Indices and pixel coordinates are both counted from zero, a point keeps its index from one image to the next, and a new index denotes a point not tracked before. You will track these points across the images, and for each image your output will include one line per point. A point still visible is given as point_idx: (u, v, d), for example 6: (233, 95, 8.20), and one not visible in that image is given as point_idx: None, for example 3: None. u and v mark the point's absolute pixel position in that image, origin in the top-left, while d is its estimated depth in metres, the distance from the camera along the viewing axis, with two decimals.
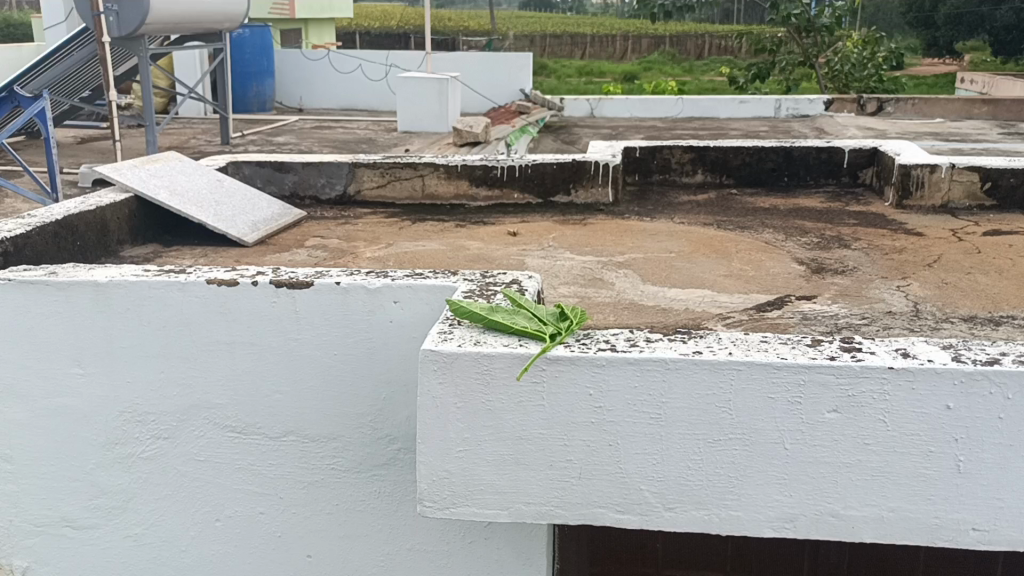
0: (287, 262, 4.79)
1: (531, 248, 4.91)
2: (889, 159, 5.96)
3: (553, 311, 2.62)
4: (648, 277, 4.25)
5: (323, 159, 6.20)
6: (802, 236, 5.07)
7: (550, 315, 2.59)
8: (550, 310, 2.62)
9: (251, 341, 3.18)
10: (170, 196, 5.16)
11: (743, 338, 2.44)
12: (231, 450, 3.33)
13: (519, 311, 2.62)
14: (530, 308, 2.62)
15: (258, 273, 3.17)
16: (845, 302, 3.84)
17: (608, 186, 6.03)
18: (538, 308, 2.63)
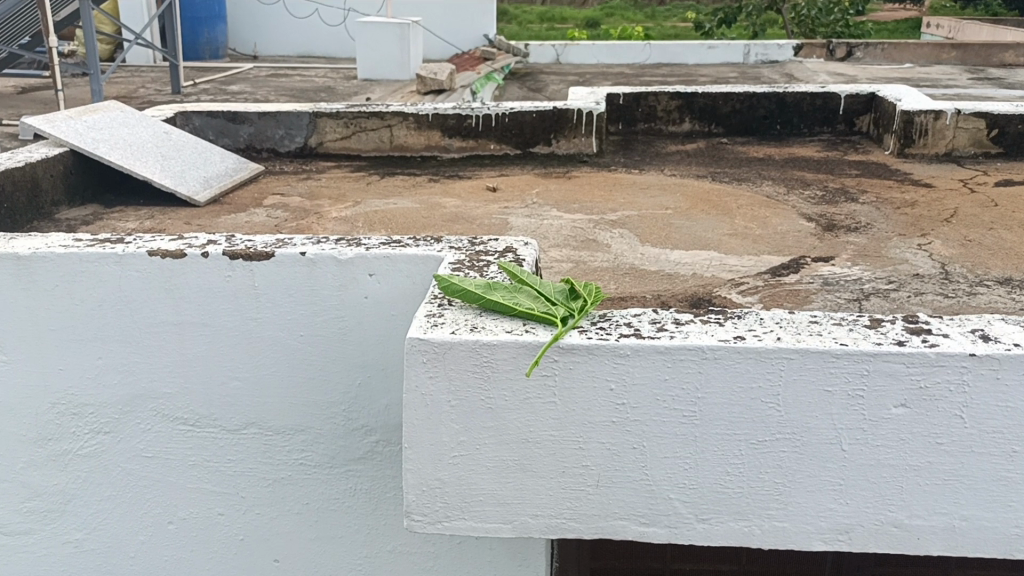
0: (244, 223, 4.30)
1: (514, 205, 4.48)
2: (889, 105, 5.59)
3: (562, 286, 2.21)
4: (646, 237, 3.85)
5: (281, 108, 5.68)
6: (804, 189, 4.71)
7: (558, 292, 2.18)
8: (558, 285, 2.21)
9: (203, 322, 2.73)
10: (111, 150, 4.63)
11: (788, 319, 2.07)
12: (183, 444, 2.90)
13: (520, 288, 2.20)
14: (533, 284, 2.20)
15: (208, 243, 2.72)
16: (866, 264, 3.48)
17: (592, 135, 5.60)
18: (542, 284, 2.21)
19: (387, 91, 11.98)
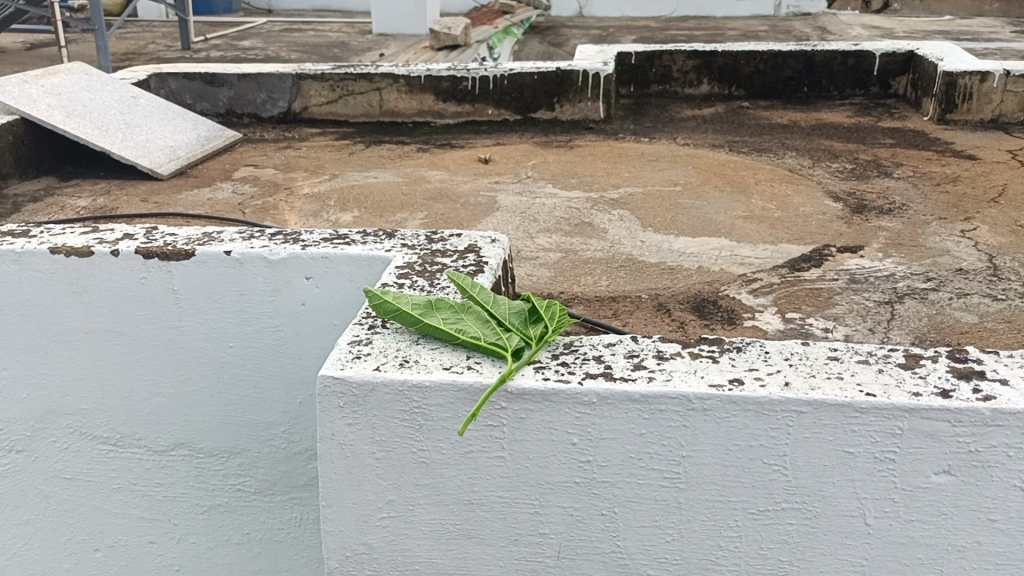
0: (206, 199, 3.90)
1: (506, 179, 4.04)
2: (930, 65, 5.05)
3: (519, 307, 1.78)
4: (649, 220, 3.41)
5: (263, 70, 5.25)
6: (831, 162, 4.23)
7: (513, 315, 1.76)
8: (515, 305, 1.78)
9: (118, 329, 2.34)
10: (67, 117, 4.23)
11: (802, 355, 1.64)
12: (106, 466, 2.53)
13: (468, 307, 1.78)
14: (484, 302, 1.78)
15: (122, 238, 2.32)
16: (900, 255, 3.02)
17: (599, 99, 5.08)
18: (495, 302, 1.79)
19: (397, 47, 11.47)
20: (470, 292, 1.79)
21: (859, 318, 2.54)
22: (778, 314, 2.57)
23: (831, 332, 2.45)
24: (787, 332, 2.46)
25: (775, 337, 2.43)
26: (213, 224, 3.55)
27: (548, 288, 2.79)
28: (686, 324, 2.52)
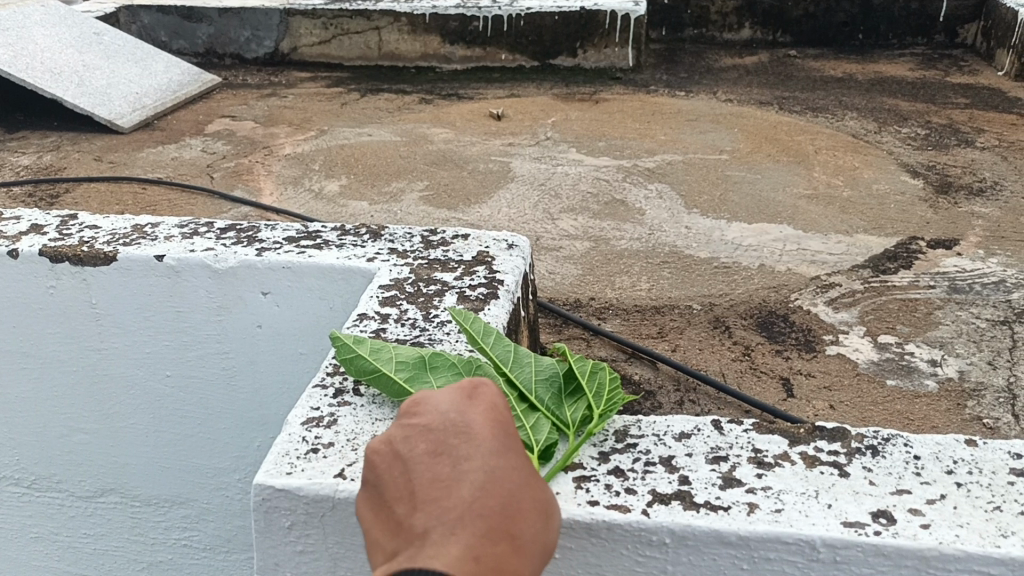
0: (171, 157, 3.34)
1: (521, 140, 3.47)
2: (1006, 11, 4.39)
3: (546, 372, 1.24)
4: (693, 199, 2.85)
5: (247, 4, 4.64)
6: (900, 126, 3.63)
7: (541, 384, 1.22)
8: (542, 369, 1.25)
9: (22, 351, 1.82)
10: (13, 58, 3.65)
11: (973, 467, 1.10)
12: (19, 512, 2.06)
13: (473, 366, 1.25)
14: (499, 360, 1.24)
15: (26, 232, 1.77)
16: (1006, 253, 2.46)
17: (628, 44, 4.44)
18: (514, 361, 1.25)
19: None
20: (479, 345, 1.25)
21: (971, 345, 2.00)
22: (868, 337, 2.03)
23: (940, 367, 1.91)
24: (883, 364, 1.93)
25: (868, 373, 1.89)
26: (173, 191, 3.00)
27: (574, 293, 2.26)
28: (752, 350, 1.99)
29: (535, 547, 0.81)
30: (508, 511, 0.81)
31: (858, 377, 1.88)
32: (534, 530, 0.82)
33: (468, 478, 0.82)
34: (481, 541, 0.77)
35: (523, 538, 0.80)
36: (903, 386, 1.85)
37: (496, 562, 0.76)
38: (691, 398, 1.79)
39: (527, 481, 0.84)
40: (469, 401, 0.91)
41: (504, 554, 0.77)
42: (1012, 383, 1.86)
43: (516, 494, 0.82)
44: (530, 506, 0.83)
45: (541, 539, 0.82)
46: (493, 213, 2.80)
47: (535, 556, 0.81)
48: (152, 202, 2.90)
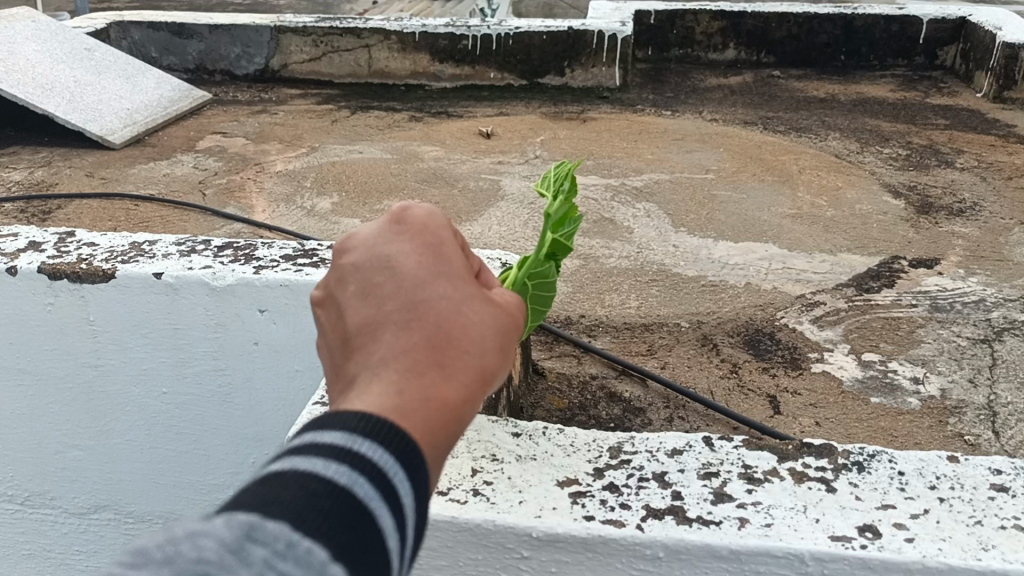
0: (163, 174, 3.36)
1: (511, 159, 3.51)
2: (984, 34, 4.47)
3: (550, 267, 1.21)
4: (680, 218, 2.90)
5: (238, 20, 4.66)
6: (882, 146, 3.70)
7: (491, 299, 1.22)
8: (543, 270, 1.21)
9: (19, 367, 1.83)
10: (5, 74, 3.67)
11: (955, 483, 1.14)
12: (13, 528, 2.07)
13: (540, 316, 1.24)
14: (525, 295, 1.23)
15: (24, 249, 1.78)
16: (986, 272, 2.52)
17: (615, 64, 4.50)
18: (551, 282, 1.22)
19: None
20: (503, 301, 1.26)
21: (953, 363, 2.04)
22: (852, 356, 2.08)
23: (923, 385, 1.96)
24: (866, 381, 1.97)
25: (853, 390, 1.94)
26: (166, 208, 3.02)
27: (565, 310, 2.30)
28: (740, 367, 2.03)
29: (471, 370, 0.77)
30: (436, 345, 0.75)
31: (843, 394, 1.92)
32: (469, 354, 0.77)
33: (395, 319, 0.77)
34: (405, 375, 0.72)
35: (456, 367, 0.75)
36: (886, 403, 1.90)
37: (430, 393, 0.72)
38: (680, 415, 1.83)
39: (459, 308, 0.79)
40: (396, 233, 0.85)
41: (435, 385, 0.73)
42: (992, 401, 1.91)
43: (446, 323, 0.77)
44: (460, 335, 0.77)
45: (480, 362, 0.77)
46: (484, 230, 2.84)
47: (472, 381, 0.76)
48: (144, 218, 2.92)
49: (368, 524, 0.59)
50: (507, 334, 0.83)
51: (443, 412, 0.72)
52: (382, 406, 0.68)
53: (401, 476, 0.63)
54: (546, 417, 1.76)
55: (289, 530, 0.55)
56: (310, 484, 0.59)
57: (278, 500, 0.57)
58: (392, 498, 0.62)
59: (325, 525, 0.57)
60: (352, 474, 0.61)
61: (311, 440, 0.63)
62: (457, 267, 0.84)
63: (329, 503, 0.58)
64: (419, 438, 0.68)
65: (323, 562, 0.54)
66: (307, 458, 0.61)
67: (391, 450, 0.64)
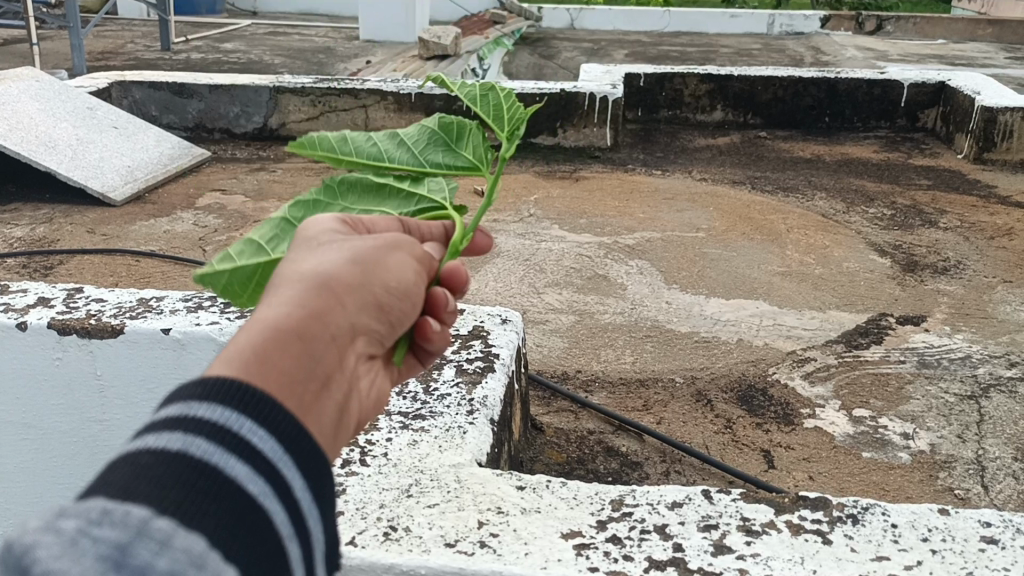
0: (163, 231, 3.41)
1: (505, 217, 3.58)
2: (963, 99, 4.62)
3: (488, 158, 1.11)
4: (673, 276, 2.96)
5: (237, 81, 4.76)
6: (867, 206, 3.79)
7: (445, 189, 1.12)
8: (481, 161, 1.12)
9: (24, 421, 1.85)
10: (8, 132, 3.73)
11: (946, 535, 1.18)
12: None
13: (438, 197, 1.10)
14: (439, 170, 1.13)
15: (34, 305, 1.82)
16: (971, 330, 2.58)
17: (606, 125, 4.61)
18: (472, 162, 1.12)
19: None
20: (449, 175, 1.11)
21: (942, 419, 2.09)
22: (843, 411, 2.12)
23: (912, 440, 2.00)
24: (858, 437, 2.01)
25: (845, 445, 1.98)
26: (166, 265, 3.06)
27: (562, 365, 2.35)
28: (733, 422, 2.07)
29: (330, 292, 0.79)
30: (286, 290, 0.78)
31: (835, 450, 1.96)
32: (326, 279, 0.79)
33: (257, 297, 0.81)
34: (250, 324, 0.75)
35: (308, 298, 0.77)
36: (878, 458, 1.94)
37: (289, 330, 0.75)
38: (676, 469, 1.86)
39: (315, 253, 0.82)
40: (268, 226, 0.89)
41: (294, 318, 0.76)
42: (980, 456, 1.95)
43: (294, 270, 0.80)
44: (306, 269, 0.79)
45: (338, 285, 0.79)
46: (480, 286, 2.89)
47: (332, 305, 0.78)
48: (145, 275, 2.97)
49: (204, 469, 0.62)
50: (383, 250, 0.84)
51: (293, 346, 0.74)
52: (219, 359, 0.71)
53: (236, 416, 0.65)
54: (546, 471, 1.79)
55: (104, 502, 0.58)
56: (138, 459, 0.62)
57: (104, 482, 0.61)
58: (224, 434, 0.64)
59: (152, 485, 0.60)
60: (185, 439, 0.63)
61: (153, 417, 0.66)
62: (322, 233, 0.88)
63: (160, 471, 0.61)
64: (261, 373, 0.70)
65: (143, 520, 0.58)
66: (142, 434, 0.64)
67: (232, 405, 0.66)
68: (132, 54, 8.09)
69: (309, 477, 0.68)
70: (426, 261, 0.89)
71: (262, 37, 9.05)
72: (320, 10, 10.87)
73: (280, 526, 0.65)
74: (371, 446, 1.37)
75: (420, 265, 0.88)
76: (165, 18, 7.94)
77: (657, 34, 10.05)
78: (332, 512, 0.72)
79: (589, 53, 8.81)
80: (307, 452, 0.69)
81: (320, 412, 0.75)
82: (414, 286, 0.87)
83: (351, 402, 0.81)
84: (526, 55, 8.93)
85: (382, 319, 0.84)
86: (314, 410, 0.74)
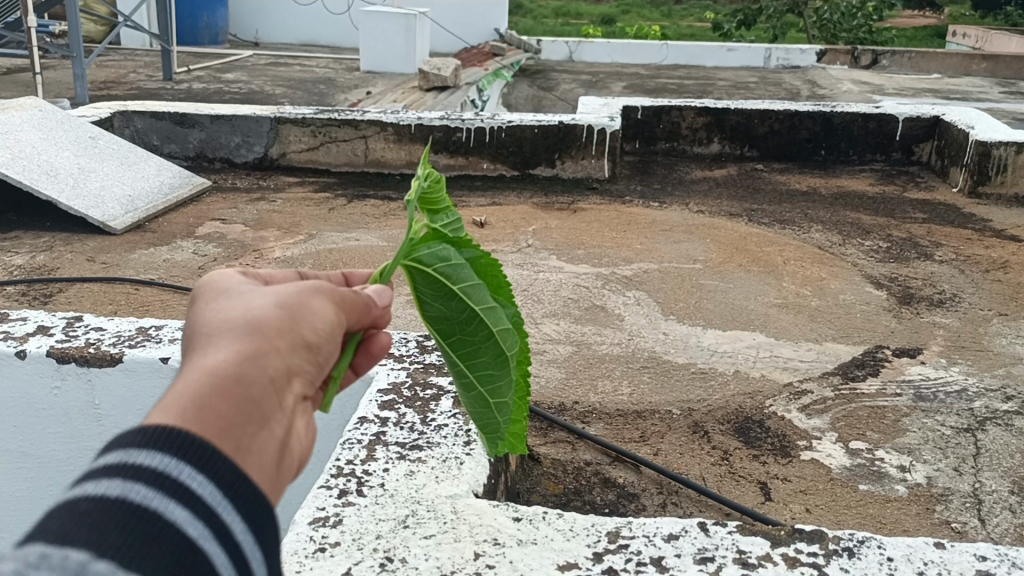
0: (163, 259, 3.42)
1: (503, 247, 3.60)
2: (957, 133, 4.66)
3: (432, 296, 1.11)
4: (670, 307, 2.97)
5: (238, 111, 4.79)
6: (863, 238, 3.81)
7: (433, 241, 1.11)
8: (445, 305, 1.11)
9: (22, 450, 1.86)
10: (11, 160, 3.76)
11: (942, 569, 1.18)
12: None
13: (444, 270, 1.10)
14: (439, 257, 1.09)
15: (33, 334, 1.82)
16: (967, 363, 2.59)
17: (604, 157, 4.65)
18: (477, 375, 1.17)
19: None
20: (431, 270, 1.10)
21: (938, 452, 2.09)
22: (840, 444, 2.12)
23: (909, 473, 2.00)
24: (855, 469, 2.02)
25: (842, 477, 1.98)
26: (166, 293, 3.07)
27: (559, 396, 2.35)
28: (730, 454, 2.07)
29: (261, 338, 0.81)
30: (218, 341, 0.80)
31: (832, 482, 1.96)
32: (254, 327, 0.81)
33: (181, 353, 0.82)
34: (183, 377, 0.75)
35: (241, 344, 0.79)
36: (875, 490, 1.94)
37: (222, 373, 0.76)
38: (673, 501, 1.86)
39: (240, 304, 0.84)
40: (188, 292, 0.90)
41: (227, 363, 0.77)
42: (977, 489, 1.96)
43: (221, 324, 0.81)
44: (236, 319, 0.82)
45: (266, 332, 0.81)
46: None
47: (264, 348, 0.80)
48: (146, 303, 2.98)
49: (144, 513, 0.63)
50: (306, 297, 0.86)
51: (229, 392, 0.75)
52: (155, 411, 0.71)
53: (175, 461, 0.67)
54: (542, 502, 1.78)
55: (42, 547, 0.58)
56: (79, 504, 0.62)
57: (42, 529, 0.61)
58: (163, 478, 0.65)
59: (92, 530, 0.60)
60: (126, 483, 0.64)
61: (90, 465, 0.67)
62: (241, 287, 0.89)
63: (98, 516, 0.62)
64: (199, 421, 0.71)
65: (82, 563, 0.58)
66: (80, 483, 0.65)
67: (171, 452, 0.67)
68: (134, 83, 8.15)
69: (249, 519, 0.69)
70: (351, 306, 0.92)
71: (264, 67, 9.11)
72: (321, 41, 10.94)
73: (221, 569, 0.65)
74: (367, 477, 1.37)
75: (344, 308, 0.91)
76: (168, 48, 8.01)
77: (655, 67, 10.15)
78: (276, 556, 0.72)
79: (588, 86, 8.89)
80: (247, 493, 0.70)
81: (259, 452, 0.76)
82: (340, 331, 0.89)
83: (294, 443, 0.82)
84: (525, 87, 9.01)
85: (312, 359, 0.85)
86: (255, 451, 0.75)
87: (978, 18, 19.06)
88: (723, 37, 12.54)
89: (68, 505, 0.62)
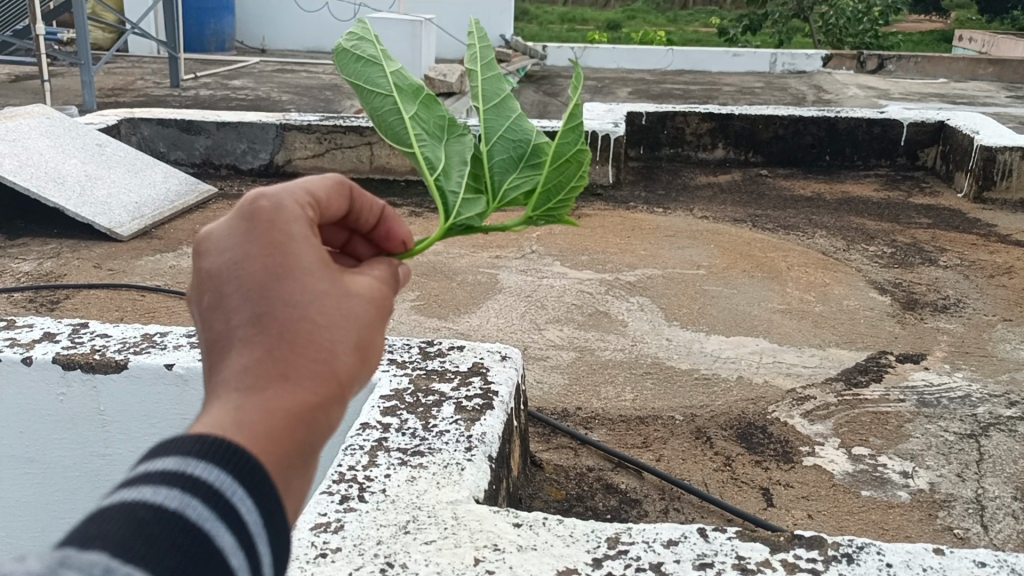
0: (169, 266, 3.44)
1: (508, 253, 3.61)
2: (962, 137, 4.66)
3: (543, 153, 1.04)
4: (673, 312, 2.98)
5: (244, 118, 4.82)
6: (867, 244, 3.81)
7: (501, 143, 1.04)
8: (479, 199, 1.03)
9: (28, 456, 1.86)
10: (19, 168, 3.79)
11: None
12: None
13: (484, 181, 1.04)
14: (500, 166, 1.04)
15: (39, 341, 1.84)
16: (971, 368, 2.59)
17: (609, 163, 4.65)
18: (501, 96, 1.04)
19: None
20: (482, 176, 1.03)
21: (941, 458, 2.09)
22: (842, 449, 2.13)
23: (912, 479, 2.00)
24: (857, 474, 2.02)
25: (844, 484, 1.98)
26: (171, 300, 3.09)
27: (562, 402, 2.36)
28: (732, 460, 2.07)
29: (336, 382, 0.77)
30: (300, 370, 0.75)
31: (834, 488, 1.97)
32: (334, 369, 0.77)
33: (252, 341, 0.75)
34: (263, 414, 0.71)
35: (320, 387, 0.76)
36: (877, 496, 1.94)
37: (297, 423, 0.73)
38: (675, 507, 1.86)
39: (329, 317, 0.77)
40: (272, 221, 0.78)
41: (303, 408, 0.74)
42: (980, 495, 1.96)
43: (305, 344, 0.76)
44: (321, 348, 0.76)
45: (341, 376, 0.78)
46: (482, 323, 2.92)
47: (334, 392, 0.77)
48: (151, 309, 3.00)
49: (197, 533, 0.61)
50: (377, 328, 0.82)
51: (300, 442, 0.73)
52: (236, 448, 0.68)
53: (230, 481, 0.65)
54: (545, 508, 1.79)
55: (106, 558, 0.56)
56: (136, 512, 0.61)
57: (98, 531, 0.59)
58: (218, 499, 0.64)
59: (147, 544, 0.59)
60: (183, 497, 0.62)
61: (141, 468, 0.64)
62: (328, 267, 0.80)
63: (155, 528, 0.60)
64: (274, 478, 0.69)
65: None
66: (135, 483, 0.63)
67: (236, 483, 0.66)
68: (141, 91, 8.20)
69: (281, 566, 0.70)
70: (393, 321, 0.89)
71: (271, 75, 9.16)
72: (327, 48, 10.99)
73: None
74: (369, 482, 1.38)
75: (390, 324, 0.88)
76: (175, 56, 8.06)
77: (661, 73, 10.16)
78: None
79: (593, 92, 8.91)
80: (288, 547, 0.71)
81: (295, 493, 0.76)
82: None
83: None
84: (531, 93, 9.02)
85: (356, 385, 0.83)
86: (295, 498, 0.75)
87: (984, 22, 19.05)
88: (729, 43, 12.54)
89: (127, 515, 0.60)
